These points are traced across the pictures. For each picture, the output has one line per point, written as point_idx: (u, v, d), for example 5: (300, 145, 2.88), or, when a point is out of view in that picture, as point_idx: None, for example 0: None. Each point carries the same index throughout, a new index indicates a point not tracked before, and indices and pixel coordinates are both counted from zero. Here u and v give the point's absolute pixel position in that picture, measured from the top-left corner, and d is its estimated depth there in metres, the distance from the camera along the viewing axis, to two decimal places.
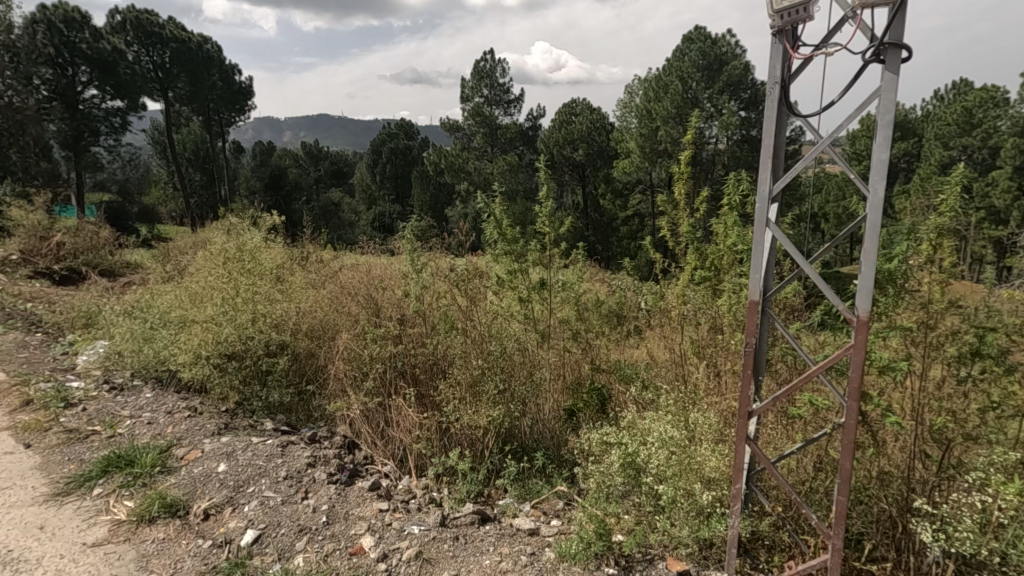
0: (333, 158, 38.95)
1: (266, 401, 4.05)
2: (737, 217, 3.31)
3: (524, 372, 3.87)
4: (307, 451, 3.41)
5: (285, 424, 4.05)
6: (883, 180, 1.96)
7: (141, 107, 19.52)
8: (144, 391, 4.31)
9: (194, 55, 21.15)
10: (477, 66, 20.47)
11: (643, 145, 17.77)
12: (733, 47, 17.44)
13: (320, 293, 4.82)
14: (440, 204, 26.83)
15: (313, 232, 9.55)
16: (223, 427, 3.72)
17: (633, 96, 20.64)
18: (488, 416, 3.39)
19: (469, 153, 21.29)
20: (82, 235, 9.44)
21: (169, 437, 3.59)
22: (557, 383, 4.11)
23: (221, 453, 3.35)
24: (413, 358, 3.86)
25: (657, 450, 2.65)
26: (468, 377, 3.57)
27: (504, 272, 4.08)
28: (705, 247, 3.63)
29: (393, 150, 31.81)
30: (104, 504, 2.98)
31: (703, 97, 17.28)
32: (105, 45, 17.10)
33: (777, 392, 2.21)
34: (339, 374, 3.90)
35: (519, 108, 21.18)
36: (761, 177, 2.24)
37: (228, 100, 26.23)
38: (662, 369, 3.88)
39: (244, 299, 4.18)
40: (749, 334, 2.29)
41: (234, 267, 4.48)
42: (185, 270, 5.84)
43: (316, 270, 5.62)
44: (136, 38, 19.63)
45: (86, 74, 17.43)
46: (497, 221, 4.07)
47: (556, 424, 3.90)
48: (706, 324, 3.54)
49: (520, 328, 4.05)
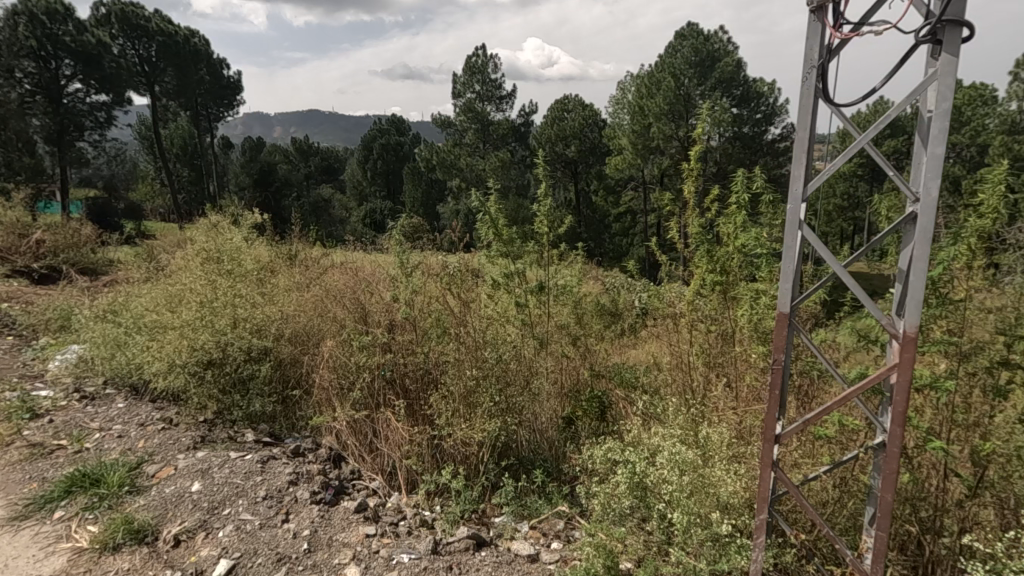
0: (323, 154, 38.61)
1: (246, 411, 3.89)
2: (745, 217, 3.19)
3: (521, 380, 3.77)
4: (289, 467, 3.26)
5: (268, 434, 3.89)
6: (937, 179, 1.82)
7: (127, 101, 19.14)
8: (117, 400, 4.15)
9: (180, 49, 20.76)
10: (469, 61, 20.24)
11: (635, 142, 17.84)
12: (725, 44, 17.36)
13: (305, 295, 4.67)
14: (431, 201, 26.67)
15: (300, 230, 9.39)
16: (199, 440, 3.56)
17: (625, 93, 20.55)
18: (483, 431, 3.25)
19: (461, 149, 21.00)
20: (64, 231, 9.20)
21: (140, 453, 3.43)
22: (554, 391, 4.02)
23: (195, 470, 3.19)
24: (402, 366, 3.68)
25: (671, 470, 2.51)
26: (462, 388, 3.42)
27: (504, 272, 3.96)
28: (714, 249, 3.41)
29: (385, 146, 31.58)
30: (65, 530, 2.82)
31: (696, 94, 17.25)
32: (89, 38, 16.71)
33: (809, 415, 2.10)
34: (325, 383, 3.75)
35: (512, 105, 21.03)
36: (795, 174, 2.08)
37: (216, 95, 25.83)
38: (671, 380, 3.84)
39: (222, 303, 4.03)
40: (778, 351, 2.17)
41: (213, 270, 4.34)
42: (167, 268, 5.67)
43: (304, 270, 5.47)
44: (121, 31, 19.20)
45: (70, 68, 16.98)
46: (492, 220, 3.95)
47: (554, 434, 3.81)
48: (715, 332, 3.54)
49: (517, 334, 3.94)
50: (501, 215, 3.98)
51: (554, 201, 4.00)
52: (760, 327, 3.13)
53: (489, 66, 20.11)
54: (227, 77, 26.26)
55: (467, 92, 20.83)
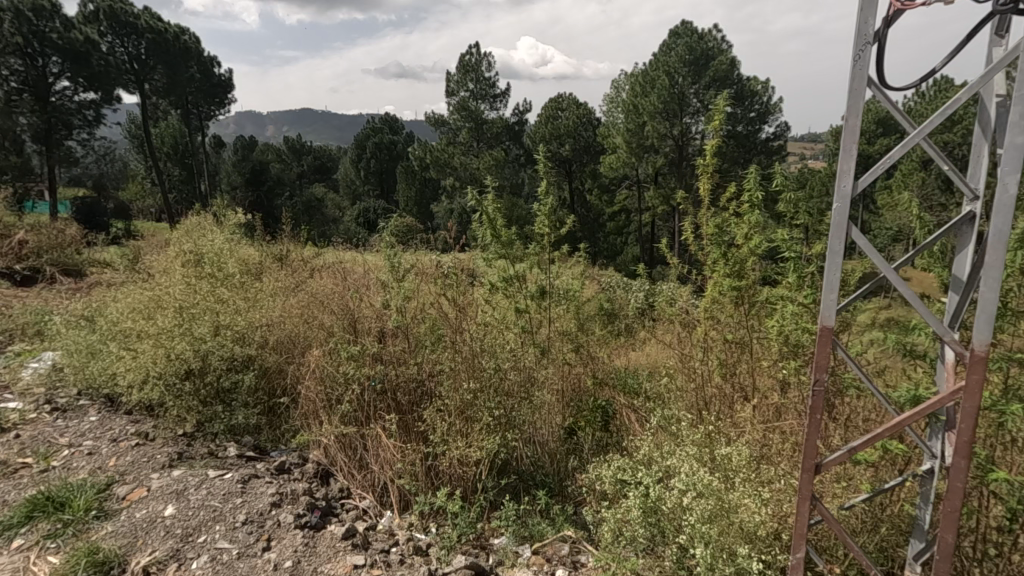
0: (316, 153, 38.41)
1: (229, 424, 3.73)
2: (758, 216, 3.18)
3: (523, 396, 3.55)
4: (272, 488, 3.11)
5: (252, 447, 3.73)
6: (1017, 175, 1.68)
7: (116, 98, 18.83)
8: (89, 413, 3.97)
9: (170, 47, 20.48)
10: (463, 59, 20.03)
11: (630, 141, 17.87)
12: (718, 42, 17.28)
13: (291, 302, 4.59)
14: (425, 200, 26.57)
15: (290, 230, 9.27)
16: (176, 457, 3.38)
17: (619, 91, 20.50)
18: (482, 446, 3.09)
19: (455, 148, 20.77)
20: (47, 231, 8.98)
21: (111, 472, 3.24)
22: (557, 402, 3.89)
23: (170, 492, 3.02)
24: (394, 377, 3.53)
25: (690, 494, 2.39)
26: (459, 402, 3.26)
27: (504, 274, 3.86)
28: (729, 250, 3.37)
29: (378, 146, 31.48)
30: (24, 560, 2.60)
31: (690, 92, 17.19)
32: (77, 35, 16.40)
33: (855, 442, 2.01)
34: (312, 396, 3.60)
35: (505, 103, 20.88)
36: (846, 172, 1.93)
37: (207, 93, 25.52)
38: (682, 393, 3.72)
39: (204, 313, 3.94)
40: (821, 370, 2.05)
41: (198, 281, 4.30)
42: (149, 269, 5.52)
43: (290, 273, 5.46)
44: (110, 29, 18.89)
45: (57, 65, 16.66)
46: (490, 221, 3.82)
47: (557, 446, 3.68)
48: (733, 340, 3.47)
49: (517, 342, 3.79)
50: (499, 214, 3.85)
51: (555, 200, 3.89)
52: (787, 338, 3.01)
53: (483, 64, 19.90)
54: (218, 75, 25.93)
55: (461, 90, 20.62)
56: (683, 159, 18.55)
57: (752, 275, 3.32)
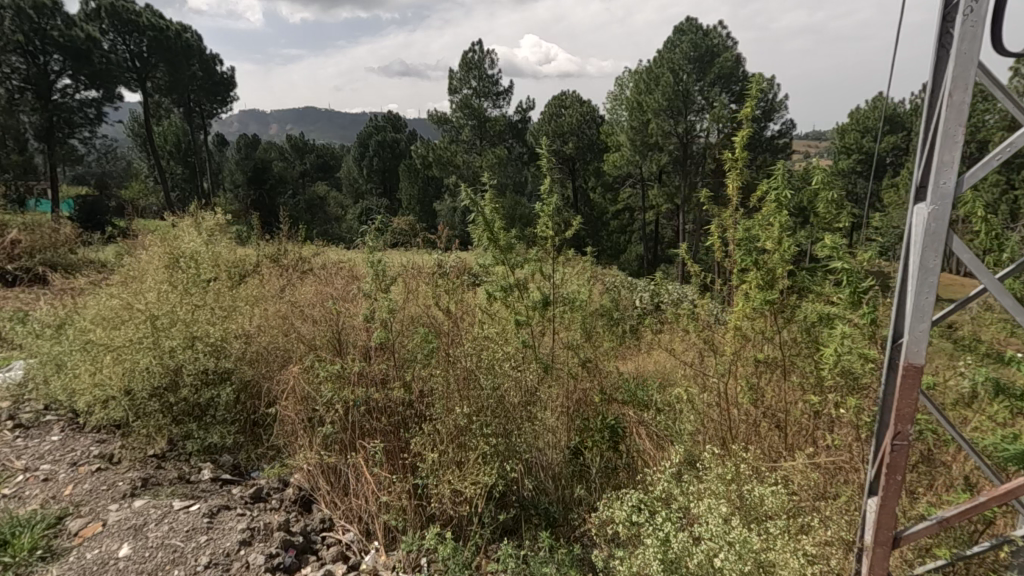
0: (318, 151, 38.30)
1: (204, 442, 3.62)
2: (788, 218, 3.08)
3: (523, 415, 3.38)
4: (242, 522, 2.89)
5: (231, 468, 3.62)
6: None
7: (117, 96, 18.67)
8: (52, 432, 3.79)
9: (172, 44, 20.35)
10: (465, 57, 19.79)
11: (634, 139, 17.66)
12: (723, 39, 17.04)
13: (274, 313, 4.51)
14: (428, 199, 26.44)
15: (289, 229, 9.13)
16: (139, 485, 3.19)
17: (623, 89, 20.27)
18: (479, 481, 2.83)
19: (458, 146, 20.53)
20: (41, 231, 8.87)
21: (66, 504, 3.03)
22: (562, 420, 3.66)
23: (127, 529, 2.79)
24: (376, 399, 3.27)
25: (719, 549, 2.20)
26: (453, 426, 3.03)
27: (506, 282, 3.75)
28: (761, 257, 3.17)
29: (381, 144, 31.44)
30: None
31: (694, 89, 16.97)
32: (77, 33, 16.25)
33: (944, 509, 2.05)
34: (291, 416, 3.44)
35: (508, 101, 20.66)
36: (941, 181, 1.90)
37: (210, 92, 25.38)
38: (711, 408, 3.57)
39: (180, 321, 3.93)
40: (903, 425, 2.04)
41: (177, 292, 4.31)
42: (129, 270, 5.45)
43: (275, 284, 5.40)
44: (111, 26, 18.75)
45: (58, 63, 16.51)
46: (487, 224, 3.64)
47: (563, 469, 3.44)
48: (755, 357, 3.40)
49: (520, 356, 3.61)
50: (497, 215, 3.68)
51: (560, 199, 3.69)
52: (847, 369, 2.83)
53: (485, 61, 19.65)
54: (220, 73, 25.77)
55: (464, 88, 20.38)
56: (687, 157, 18.37)
57: (782, 285, 3.17)
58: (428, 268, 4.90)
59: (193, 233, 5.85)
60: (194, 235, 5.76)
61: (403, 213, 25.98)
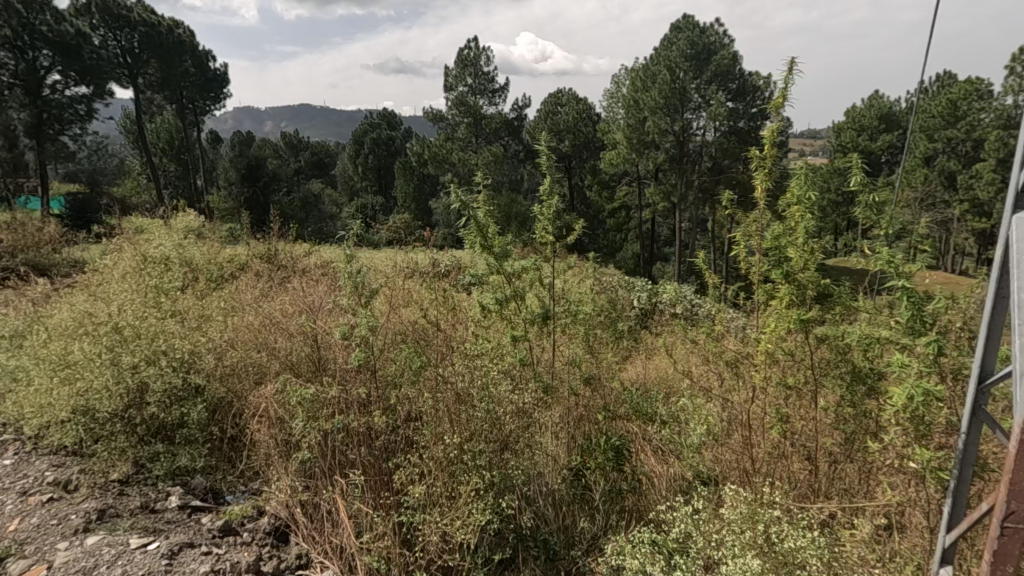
0: (313, 148, 38.07)
1: (173, 464, 3.47)
2: (810, 227, 2.94)
3: (523, 442, 3.21)
4: (206, 563, 2.72)
5: (205, 491, 3.46)
6: None
7: (107, 92, 18.32)
8: (4, 456, 3.61)
9: (164, 40, 20.04)
10: (460, 54, 19.55)
11: (630, 136, 17.50)
12: (720, 36, 16.95)
13: (248, 325, 4.39)
14: (424, 196, 26.30)
15: (281, 227, 8.99)
16: (94, 517, 3.01)
17: (620, 87, 20.06)
18: (471, 523, 2.60)
19: (454, 143, 20.34)
20: (25, 230, 8.69)
21: (10, 542, 2.84)
22: (560, 442, 3.56)
23: (74, 572, 2.59)
24: (352, 423, 2.99)
25: None
26: (441, 457, 2.84)
27: (500, 292, 3.61)
28: (796, 272, 2.99)
29: (376, 141, 31.27)
30: None
31: (691, 87, 16.85)
32: (67, 28, 15.91)
33: None
34: (267, 441, 3.27)
35: (504, 98, 20.48)
36: None
37: (202, 88, 25.04)
38: (734, 433, 3.39)
39: (147, 335, 3.80)
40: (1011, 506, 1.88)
41: (144, 302, 4.19)
42: (94, 277, 5.32)
43: (253, 292, 5.26)
44: (102, 22, 18.42)
45: (47, 58, 16.16)
46: (482, 229, 3.50)
47: (563, 498, 3.24)
48: (774, 379, 3.20)
49: (516, 378, 3.50)
50: (492, 218, 3.55)
51: (561, 200, 3.63)
52: (920, 420, 2.49)
53: (481, 58, 19.44)
54: (213, 69, 25.43)
55: (459, 85, 20.16)
56: (684, 155, 18.29)
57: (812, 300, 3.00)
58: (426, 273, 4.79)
59: (171, 237, 5.69)
60: (171, 239, 5.60)
61: (399, 210, 25.82)
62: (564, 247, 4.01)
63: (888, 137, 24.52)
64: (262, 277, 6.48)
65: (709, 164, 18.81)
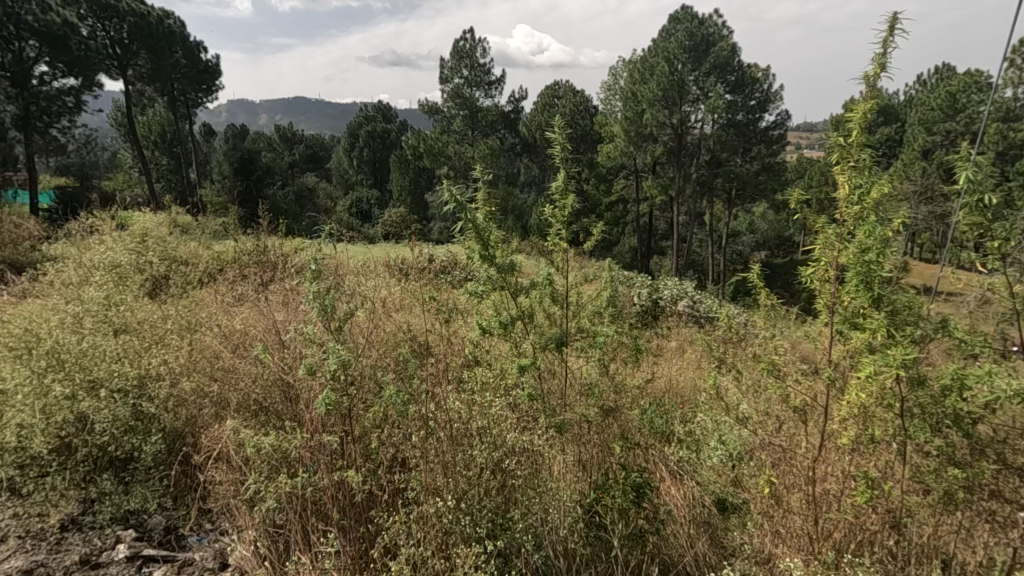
0: (308, 142, 37.70)
1: (118, 507, 3.16)
2: (877, 231, 2.57)
3: (534, 499, 2.85)
4: None
5: (157, 535, 3.15)
6: None
7: (96, 84, 17.84)
8: None
9: (154, 31, 19.56)
10: (455, 45, 19.19)
11: (628, 129, 17.14)
12: (719, 27, 16.70)
13: (207, 345, 4.12)
14: (419, 190, 25.99)
15: (270, 224, 8.72)
16: None
17: (617, 79, 19.75)
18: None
19: (449, 136, 20.02)
20: (3, 225, 8.39)
21: None
22: (575, 477, 3.13)
23: None
24: (320, 479, 2.77)
25: None
26: (440, 520, 2.58)
27: (505, 316, 3.40)
28: (880, 291, 2.57)
29: (371, 134, 30.93)
30: None
31: (690, 79, 16.55)
32: (54, 18, 15.45)
33: None
34: (227, 486, 2.98)
35: (501, 90, 20.13)
36: None
37: (195, 80, 24.57)
38: (793, 488, 2.90)
39: (90, 362, 3.59)
40: None
41: (88, 325, 3.93)
42: (57, 282, 5.02)
43: (219, 309, 4.97)
44: (90, 12, 17.95)
45: (34, 49, 15.71)
46: (484, 239, 3.22)
47: (581, 553, 2.73)
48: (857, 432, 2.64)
49: (523, 414, 3.27)
50: (493, 222, 3.30)
51: (578, 199, 3.43)
52: None
53: (476, 50, 19.06)
54: (205, 61, 24.91)
55: (454, 77, 19.78)
56: (681, 148, 18.02)
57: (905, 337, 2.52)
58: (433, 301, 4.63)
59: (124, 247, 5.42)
60: (125, 255, 5.35)
61: (394, 204, 25.55)
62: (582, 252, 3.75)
63: (886, 131, 24.62)
64: (243, 283, 6.19)
65: (706, 157, 18.62)
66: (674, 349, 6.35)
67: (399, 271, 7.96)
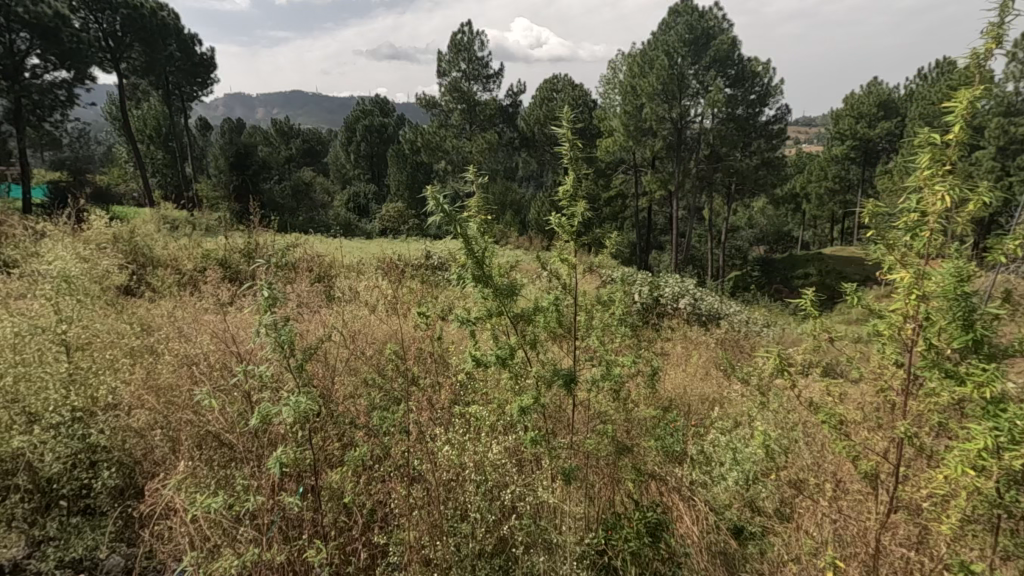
0: (304, 135, 37.38)
1: (62, 553, 2.72)
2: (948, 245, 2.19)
3: (546, 562, 2.48)
4: None
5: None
6: None
7: (89, 77, 17.44)
8: None
9: (147, 23, 19.17)
10: (453, 38, 18.89)
11: (627, 123, 16.89)
12: (719, 20, 16.46)
13: (161, 371, 3.75)
14: (417, 184, 25.74)
15: (261, 220, 8.49)
16: None
17: (616, 73, 19.50)
18: None
19: (447, 131, 19.75)
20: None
21: None
22: (584, 529, 2.76)
23: None
24: (280, 550, 2.45)
25: None
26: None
27: (502, 348, 2.98)
28: (972, 313, 2.06)
29: (368, 128, 30.69)
30: None
31: (689, 73, 16.33)
32: (44, 9, 15.08)
33: None
34: (185, 538, 2.61)
35: (499, 84, 19.82)
36: None
37: (189, 73, 24.19)
38: (853, 560, 2.44)
39: (29, 390, 3.23)
40: None
41: (28, 347, 3.51)
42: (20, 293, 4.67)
43: (181, 324, 4.57)
44: (82, 3, 17.59)
45: (25, 41, 15.32)
46: (479, 259, 2.87)
47: None
48: (957, 506, 2.13)
49: (526, 459, 3.00)
50: (488, 235, 2.96)
51: (589, 208, 2.97)
52: None
53: (474, 42, 18.74)
54: (199, 54, 24.52)
55: (452, 71, 19.46)
56: (681, 143, 17.80)
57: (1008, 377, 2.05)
58: (428, 338, 4.42)
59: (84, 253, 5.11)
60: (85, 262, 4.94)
61: (392, 199, 25.31)
62: (590, 266, 3.44)
63: (887, 125, 24.71)
64: (226, 293, 5.91)
65: (706, 152, 18.41)
66: (679, 354, 6.18)
67: (393, 272, 7.83)
